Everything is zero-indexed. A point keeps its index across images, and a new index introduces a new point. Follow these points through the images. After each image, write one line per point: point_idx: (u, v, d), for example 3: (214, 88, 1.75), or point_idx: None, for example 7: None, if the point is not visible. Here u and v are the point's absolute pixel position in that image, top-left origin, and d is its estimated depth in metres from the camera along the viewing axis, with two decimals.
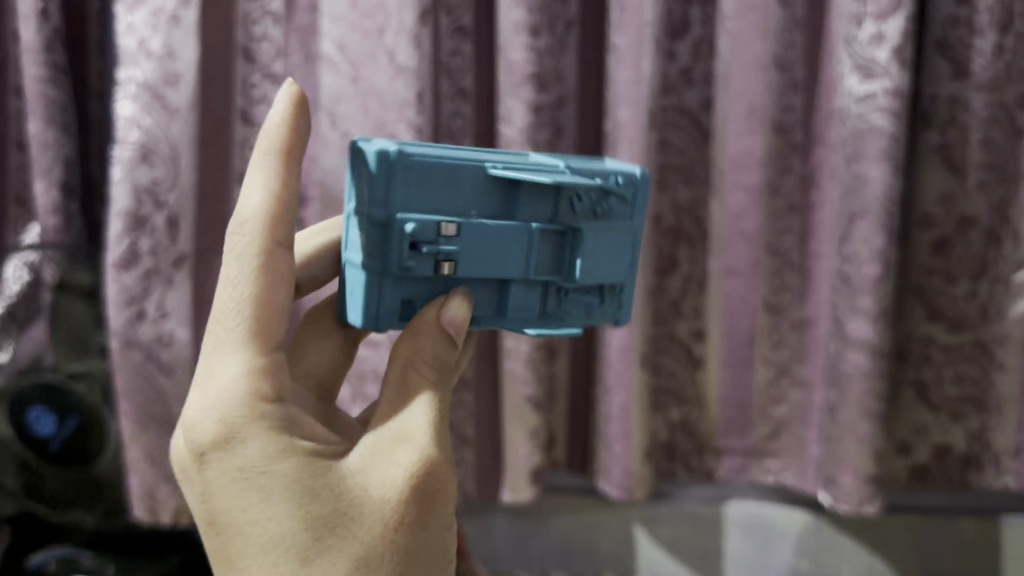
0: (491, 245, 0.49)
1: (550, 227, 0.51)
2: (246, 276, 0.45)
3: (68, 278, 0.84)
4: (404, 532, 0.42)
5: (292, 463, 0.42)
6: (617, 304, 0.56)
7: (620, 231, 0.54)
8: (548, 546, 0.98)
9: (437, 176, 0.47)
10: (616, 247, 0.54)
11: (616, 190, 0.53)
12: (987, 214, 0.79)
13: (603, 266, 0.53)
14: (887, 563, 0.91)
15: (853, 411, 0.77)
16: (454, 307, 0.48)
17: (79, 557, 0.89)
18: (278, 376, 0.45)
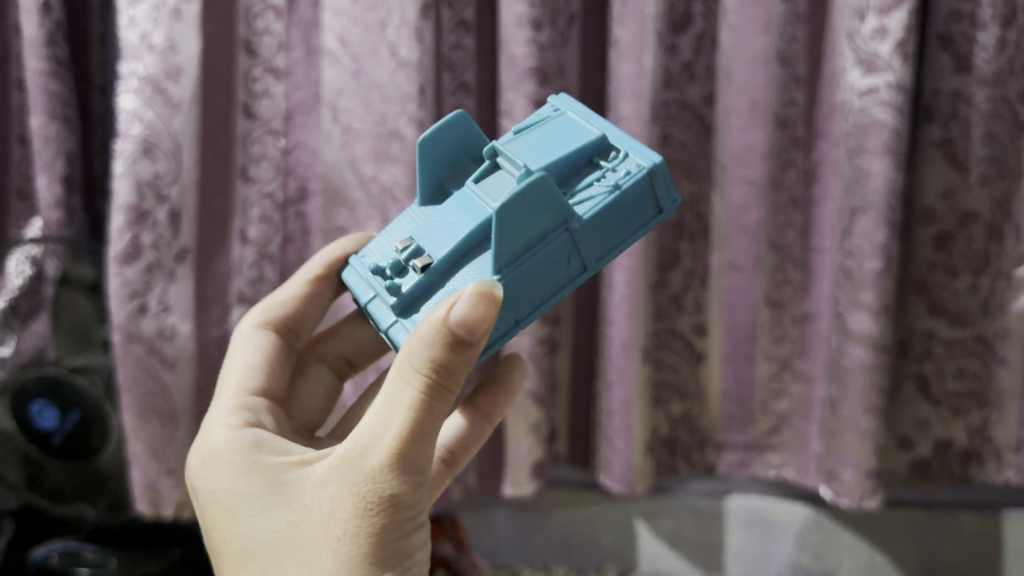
0: (450, 218, 0.51)
1: (482, 169, 0.53)
2: (257, 343, 0.61)
3: (69, 271, 0.84)
4: (350, 547, 0.44)
5: (255, 485, 0.48)
6: (629, 162, 0.50)
7: (557, 125, 0.54)
8: (549, 540, 0.98)
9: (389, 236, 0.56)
10: (572, 133, 0.53)
11: (536, 118, 0.56)
12: (989, 209, 0.78)
13: (561, 142, 0.52)
14: (887, 557, 0.91)
15: (853, 406, 0.77)
16: (463, 307, 0.41)
17: (82, 550, 0.89)
18: (256, 415, 0.56)
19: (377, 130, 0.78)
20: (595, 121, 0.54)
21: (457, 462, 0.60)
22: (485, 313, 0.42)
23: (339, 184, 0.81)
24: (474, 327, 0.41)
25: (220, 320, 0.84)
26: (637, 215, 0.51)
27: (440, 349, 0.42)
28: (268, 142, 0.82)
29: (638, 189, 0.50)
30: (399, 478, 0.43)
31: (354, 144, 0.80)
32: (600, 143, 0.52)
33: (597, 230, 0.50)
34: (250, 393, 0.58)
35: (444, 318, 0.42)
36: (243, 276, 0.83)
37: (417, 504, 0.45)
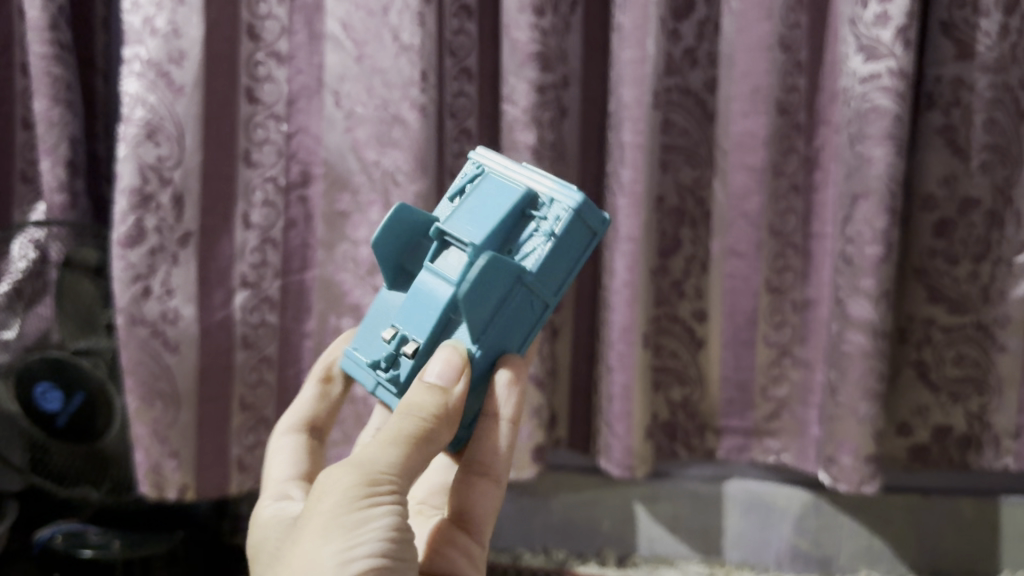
0: (417, 302, 0.54)
1: (433, 249, 0.55)
2: (286, 447, 0.63)
3: (74, 255, 0.85)
4: (306, 526, 0.45)
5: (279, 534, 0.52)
6: (557, 204, 0.53)
7: (486, 182, 0.57)
8: (548, 522, 0.99)
9: (368, 332, 0.58)
10: (502, 193, 0.55)
11: (465, 180, 0.58)
12: (990, 196, 0.79)
13: (480, 209, 0.55)
14: (887, 542, 0.91)
15: (853, 391, 0.78)
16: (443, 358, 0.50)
17: (85, 531, 0.91)
18: (285, 493, 0.58)
19: (380, 116, 0.78)
20: (512, 169, 0.57)
21: (499, 471, 0.56)
22: (455, 368, 0.50)
23: (342, 169, 0.82)
24: (448, 379, 0.50)
25: (224, 304, 0.83)
26: (576, 244, 0.54)
27: (419, 389, 0.49)
28: (271, 126, 0.82)
29: (570, 227, 0.53)
30: (368, 467, 0.46)
31: (357, 129, 0.80)
32: (528, 196, 0.54)
33: (551, 270, 0.54)
34: (278, 481, 0.59)
35: (428, 376, 0.49)
36: (246, 260, 0.83)
37: (379, 487, 0.45)
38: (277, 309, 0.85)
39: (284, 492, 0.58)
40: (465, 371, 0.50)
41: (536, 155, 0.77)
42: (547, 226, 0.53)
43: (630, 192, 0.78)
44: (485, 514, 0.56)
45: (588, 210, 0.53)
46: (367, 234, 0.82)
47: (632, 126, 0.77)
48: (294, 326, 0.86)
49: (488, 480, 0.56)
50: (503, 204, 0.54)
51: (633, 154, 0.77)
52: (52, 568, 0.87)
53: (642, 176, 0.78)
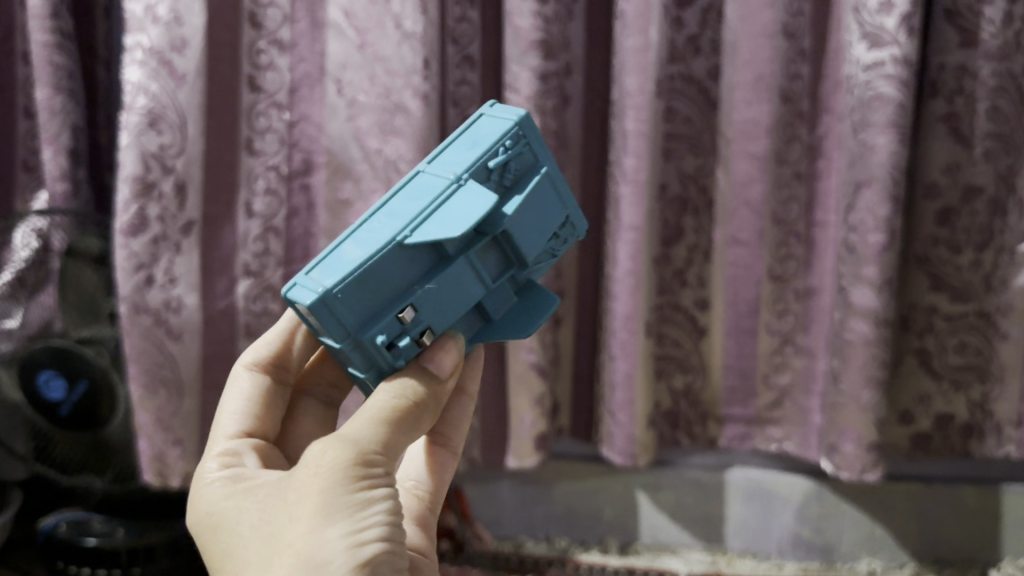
0: (450, 293, 0.49)
1: (481, 243, 0.49)
2: (243, 387, 0.58)
3: (77, 245, 0.85)
4: (304, 506, 0.44)
5: (247, 493, 0.48)
6: (573, 230, 0.56)
7: (537, 183, 0.52)
8: (550, 511, 0.99)
9: (361, 288, 0.46)
10: (550, 204, 0.53)
11: (512, 157, 0.50)
12: (994, 183, 0.79)
13: (535, 222, 0.52)
14: (888, 530, 0.91)
15: (855, 379, 0.78)
16: (449, 352, 0.49)
17: (90, 520, 0.91)
18: (238, 459, 0.53)
19: (382, 104, 0.78)
20: (555, 169, 0.53)
21: (456, 443, 0.59)
22: (454, 363, 0.50)
23: (343, 158, 0.81)
24: (444, 370, 0.49)
25: (226, 293, 0.83)
26: None
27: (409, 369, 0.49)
28: (273, 114, 0.82)
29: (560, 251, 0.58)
30: (367, 446, 0.45)
31: (359, 117, 0.80)
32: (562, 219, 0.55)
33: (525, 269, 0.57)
34: (229, 440, 0.55)
35: (424, 365, 0.49)
36: (248, 249, 0.82)
37: (375, 468, 0.45)
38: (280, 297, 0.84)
39: (237, 456, 0.53)
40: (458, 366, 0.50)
41: None
42: (558, 247, 0.56)
43: (633, 180, 0.78)
44: (444, 485, 0.58)
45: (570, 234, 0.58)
46: None
47: (635, 115, 0.77)
48: None
49: (445, 450, 0.58)
50: (548, 220, 0.53)
51: (636, 143, 0.77)
52: (54, 557, 0.88)
53: (645, 164, 0.78)
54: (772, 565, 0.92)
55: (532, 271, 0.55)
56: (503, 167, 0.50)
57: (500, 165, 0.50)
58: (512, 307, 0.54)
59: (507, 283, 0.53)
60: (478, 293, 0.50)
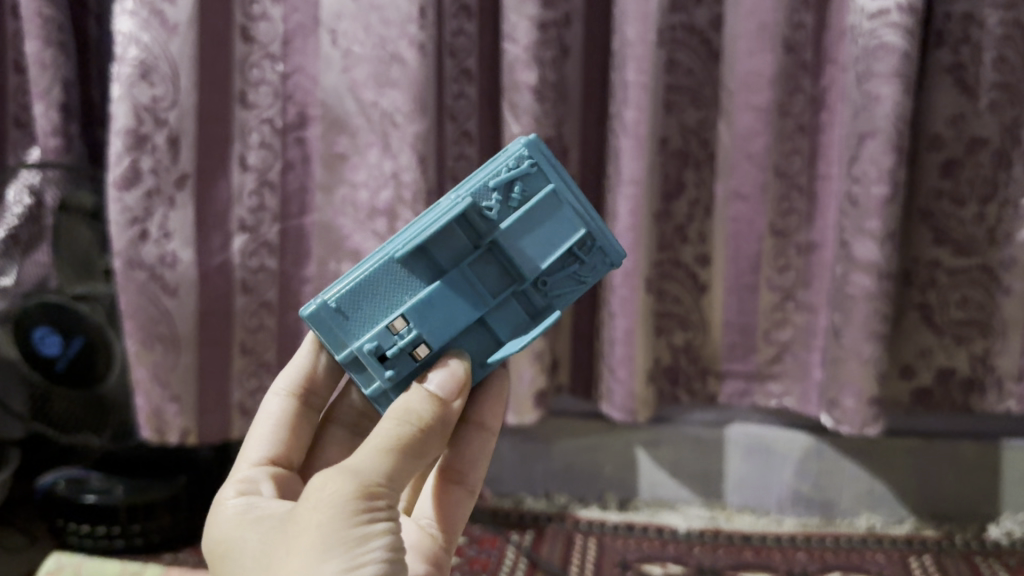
0: (439, 307, 0.51)
1: (472, 258, 0.52)
2: (272, 412, 0.58)
3: (69, 199, 0.83)
4: (301, 536, 0.42)
5: (254, 525, 0.47)
6: (600, 255, 0.54)
7: (541, 201, 0.52)
8: (550, 467, 0.98)
9: (359, 299, 0.51)
10: (558, 223, 0.53)
11: (514, 176, 0.52)
12: (998, 134, 0.77)
13: (537, 238, 0.52)
14: (887, 486, 0.91)
15: (857, 333, 0.77)
16: (449, 370, 0.50)
17: (88, 477, 0.90)
18: (254, 486, 0.53)
19: (378, 54, 0.76)
20: (570, 189, 0.53)
21: (473, 482, 0.58)
22: (457, 382, 0.49)
23: (341, 110, 0.80)
24: (449, 393, 0.49)
25: (221, 249, 0.82)
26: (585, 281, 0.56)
27: (417, 395, 0.47)
28: (267, 66, 0.80)
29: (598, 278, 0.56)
30: (367, 478, 0.43)
31: (354, 68, 0.79)
32: (580, 239, 0.53)
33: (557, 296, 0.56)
34: (251, 466, 0.55)
35: (429, 386, 0.49)
36: (243, 204, 0.81)
37: (375, 500, 0.43)
38: (277, 254, 0.83)
39: (254, 483, 0.53)
40: (465, 388, 0.50)
41: (537, 96, 0.76)
42: (585, 271, 0.54)
43: (633, 132, 0.77)
44: (459, 524, 0.57)
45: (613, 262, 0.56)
46: (364, 176, 0.81)
47: (636, 65, 0.75)
48: (293, 271, 0.85)
49: (462, 488, 0.57)
50: (556, 240, 0.53)
51: (636, 94, 0.76)
52: (53, 514, 0.88)
53: (646, 116, 0.76)
54: (771, 521, 0.92)
55: (552, 296, 0.54)
56: (506, 187, 0.52)
57: (502, 184, 0.52)
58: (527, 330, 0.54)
59: (520, 304, 0.54)
60: (476, 310, 0.52)
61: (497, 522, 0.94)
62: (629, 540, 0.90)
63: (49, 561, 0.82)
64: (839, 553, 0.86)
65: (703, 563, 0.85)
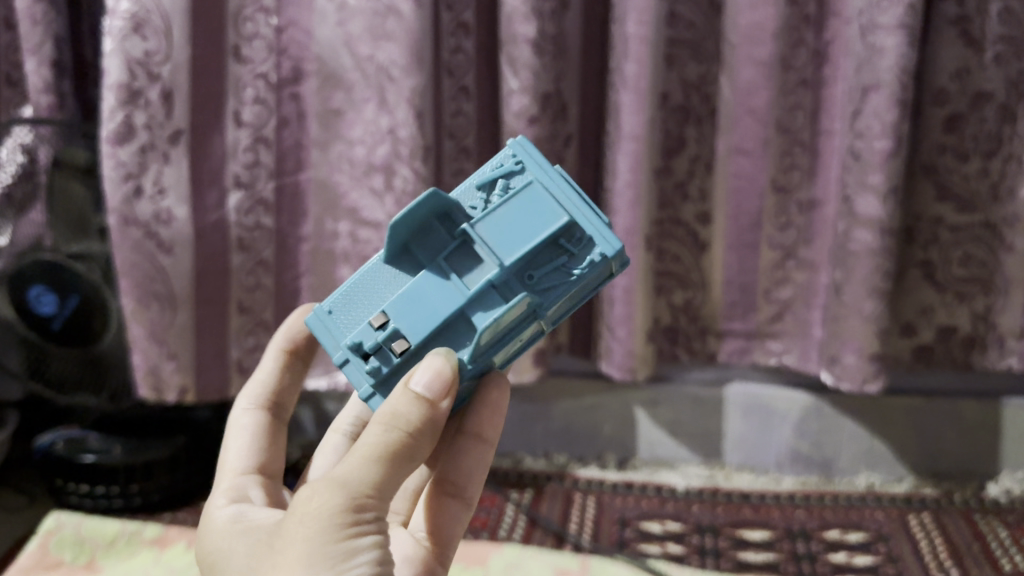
0: (416, 299, 0.47)
1: (450, 249, 0.48)
2: (246, 425, 0.58)
3: (63, 156, 0.81)
4: (286, 553, 0.40)
5: (240, 540, 0.46)
6: (593, 246, 0.47)
7: (522, 191, 0.48)
8: (549, 427, 0.98)
9: (349, 302, 0.49)
10: (542, 212, 0.48)
11: (497, 173, 0.49)
12: (1004, 89, 0.76)
13: (515, 226, 0.47)
14: (887, 445, 0.91)
15: (858, 290, 0.77)
16: (429, 370, 0.44)
17: (86, 438, 0.89)
18: (242, 494, 0.53)
19: (373, 7, 0.75)
20: (558, 182, 0.49)
21: (471, 493, 0.55)
22: (445, 382, 0.43)
23: (336, 65, 0.79)
24: (435, 393, 0.43)
25: (217, 205, 0.81)
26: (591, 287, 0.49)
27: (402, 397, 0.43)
28: (260, 20, 0.78)
29: (601, 278, 0.49)
30: (353, 490, 0.41)
31: (349, 22, 0.77)
32: (567, 228, 0.47)
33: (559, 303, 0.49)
34: (236, 476, 0.54)
35: (412, 385, 0.43)
36: (238, 160, 0.80)
37: (363, 513, 0.41)
38: (273, 211, 0.83)
39: (242, 490, 0.53)
40: (453, 388, 0.44)
41: (537, 49, 0.75)
42: (575, 265, 0.47)
43: (634, 87, 0.76)
44: (455, 538, 0.54)
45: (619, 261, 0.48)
46: (360, 133, 0.80)
47: (637, 18, 0.74)
48: (290, 230, 0.85)
49: (459, 501, 0.54)
50: (537, 227, 0.47)
51: (637, 47, 0.75)
52: (52, 474, 0.88)
53: (647, 70, 0.75)
54: (770, 479, 0.93)
55: (539, 290, 0.47)
56: (490, 185, 0.49)
57: (486, 182, 0.49)
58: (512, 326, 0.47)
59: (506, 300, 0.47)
60: (454, 303, 0.47)
61: (497, 481, 0.94)
62: (627, 498, 0.90)
63: (47, 521, 0.83)
64: (837, 511, 0.87)
65: (701, 520, 0.85)
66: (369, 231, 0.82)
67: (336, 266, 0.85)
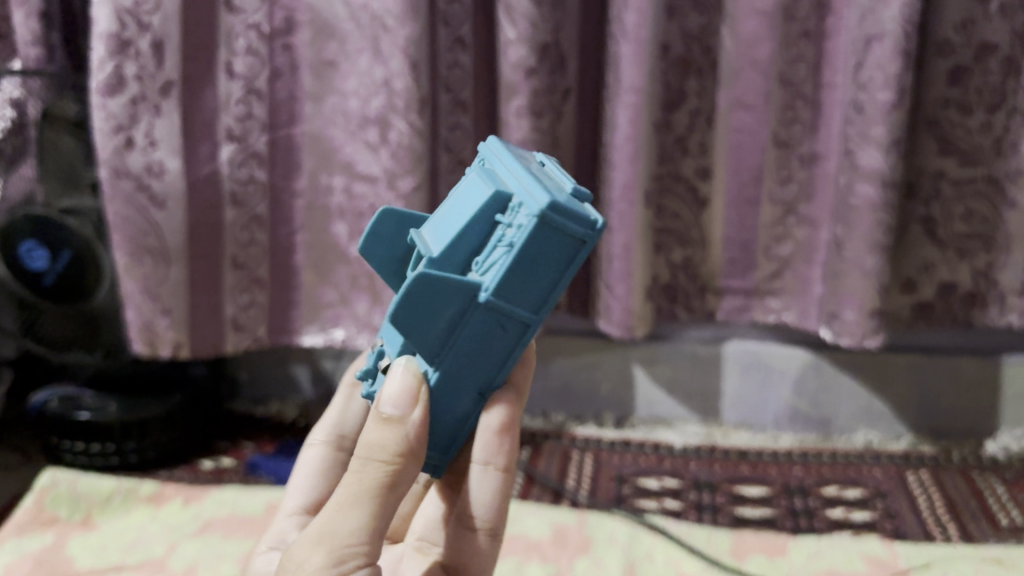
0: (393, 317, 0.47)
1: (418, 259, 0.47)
2: (308, 463, 0.61)
3: (52, 107, 0.79)
4: None
5: None
6: (523, 210, 0.41)
7: (468, 185, 0.46)
8: (548, 386, 0.98)
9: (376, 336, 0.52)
10: (478, 194, 0.44)
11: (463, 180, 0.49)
12: (1009, 40, 0.75)
13: (452, 218, 0.45)
14: (886, 403, 0.91)
15: (859, 244, 0.76)
16: (394, 395, 0.42)
17: (80, 395, 0.89)
18: (284, 536, 0.56)
19: None
20: (510, 166, 0.44)
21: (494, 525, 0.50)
22: (412, 403, 0.42)
23: (331, 15, 0.78)
24: (403, 414, 0.41)
25: (209, 158, 0.80)
26: (547, 254, 0.41)
27: (375, 428, 0.42)
28: None
29: (545, 244, 0.41)
30: (332, 542, 0.40)
31: None
32: (499, 200, 0.42)
33: (519, 287, 0.42)
34: (288, 515, 0.58)
35: (381, 411, 0.42)
36: (231, 112, 0.79)
37: (347, 561, 0.40)
38: (267, 165, 0.82)
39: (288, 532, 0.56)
40: (424, 405, 0.42)
41: None
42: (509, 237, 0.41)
43: (634, 37, 0.74)
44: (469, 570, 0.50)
45: (559, 216, 0.40)
46: (355, 84, 0.79)
47: None
48: (283, 184, 0.84)
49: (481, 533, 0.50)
50: (471, 211, 0.43)
51: None
52: (47, 433, 0.88)
53: (647, 21, 0.74)
54: (768, 437, 0.93)
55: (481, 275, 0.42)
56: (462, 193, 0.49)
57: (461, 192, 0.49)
58: (456, 318, 0.42)
59: None
60: None
61: None
62: (625, 455, 0.90)
63: (42, 478, 0.81)
64: (835, 467, 0.86)
65: (699, 477, 0.85)
66: (364, 185, 0.81)
67: (330, 222, 0.85)
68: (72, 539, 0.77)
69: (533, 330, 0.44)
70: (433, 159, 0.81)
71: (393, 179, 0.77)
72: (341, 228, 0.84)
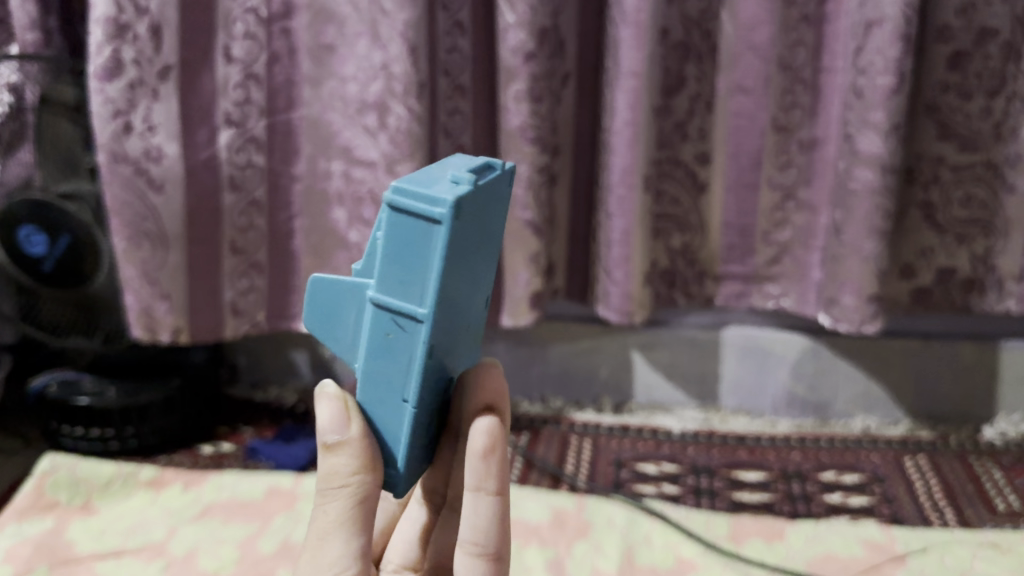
0: None
1: None
2: None
3: (51, 93, 0.78)
4: None
5: None
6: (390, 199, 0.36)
7: None
8: (546, 371, 0.98)
9: None
10: None
11: None
12: (1010, 25, 0.75)
13: None
14: (884, 389, 0.91)
15: (858, 229, 0.76)
16: (327, 420, 0.38)
17: (79, 380, 0.89)
18: None
19: None
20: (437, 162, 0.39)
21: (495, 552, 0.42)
22: (348, 422, 0.38)
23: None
24: (341, 435, 0.38)
25: (207, 143, 0.80)
26: (404, 239, 0.35)
27: (325, 458, 0.39)
28: None
29: (398, 228, 0.35)
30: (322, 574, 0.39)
31: None
32: None
33: (394, 283, 0.36)
34: None
35: (322, 440, 0.38)
36: (229, 97, 0.79)
37: None
38: (265, 150, 0.82)
39: None
40: (359, 418, 0.38)
41: None
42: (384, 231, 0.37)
43: (633, 22, 0.74)
44: None
45: (403, 195, 0.34)
46: (354, 69, 0.78)
47: None
48: (282, 169, 0.83)
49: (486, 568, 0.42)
50: None
51: None
52: (48, 418, 0.88)
53: (646, 5, 0.74)
54: (766, 423, 0.93)
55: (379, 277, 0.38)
56: None
57: None
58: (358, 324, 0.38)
59: None
60: None
61: None
62: (624, 440, 0.90)
63: (44, 461, 0.81)
64: (833, 453, 0.87)
65: (697, 462, 0.86)
66: (363, 170, 0.81)
67: (329, 207, 0.84)
68: (74, 522, 0.77)
69: (427, 332, 0.36)
70: (431, 143, 0.80)
71: (392, 164, 0.77)
72: (338, 213, 0.83)
